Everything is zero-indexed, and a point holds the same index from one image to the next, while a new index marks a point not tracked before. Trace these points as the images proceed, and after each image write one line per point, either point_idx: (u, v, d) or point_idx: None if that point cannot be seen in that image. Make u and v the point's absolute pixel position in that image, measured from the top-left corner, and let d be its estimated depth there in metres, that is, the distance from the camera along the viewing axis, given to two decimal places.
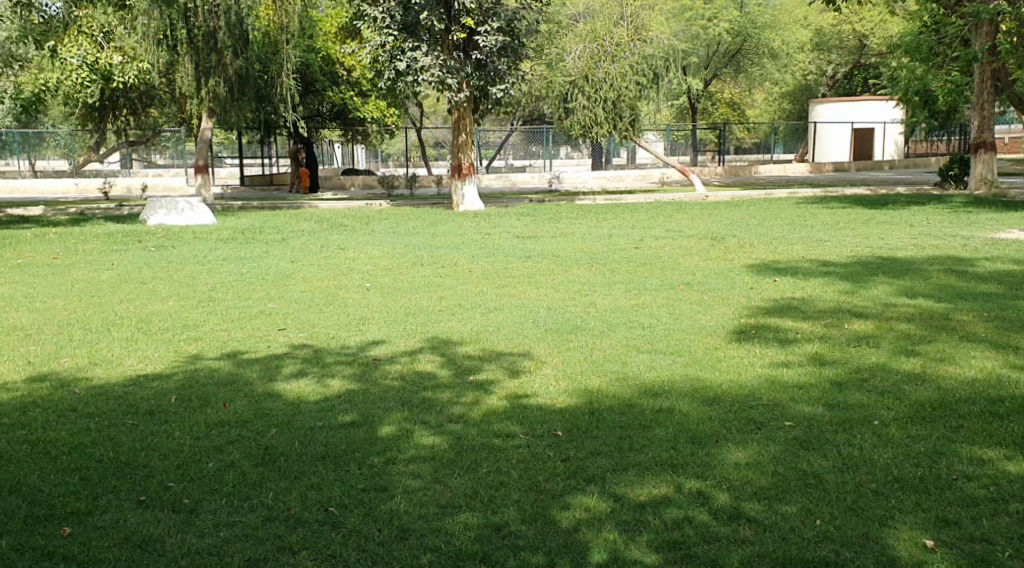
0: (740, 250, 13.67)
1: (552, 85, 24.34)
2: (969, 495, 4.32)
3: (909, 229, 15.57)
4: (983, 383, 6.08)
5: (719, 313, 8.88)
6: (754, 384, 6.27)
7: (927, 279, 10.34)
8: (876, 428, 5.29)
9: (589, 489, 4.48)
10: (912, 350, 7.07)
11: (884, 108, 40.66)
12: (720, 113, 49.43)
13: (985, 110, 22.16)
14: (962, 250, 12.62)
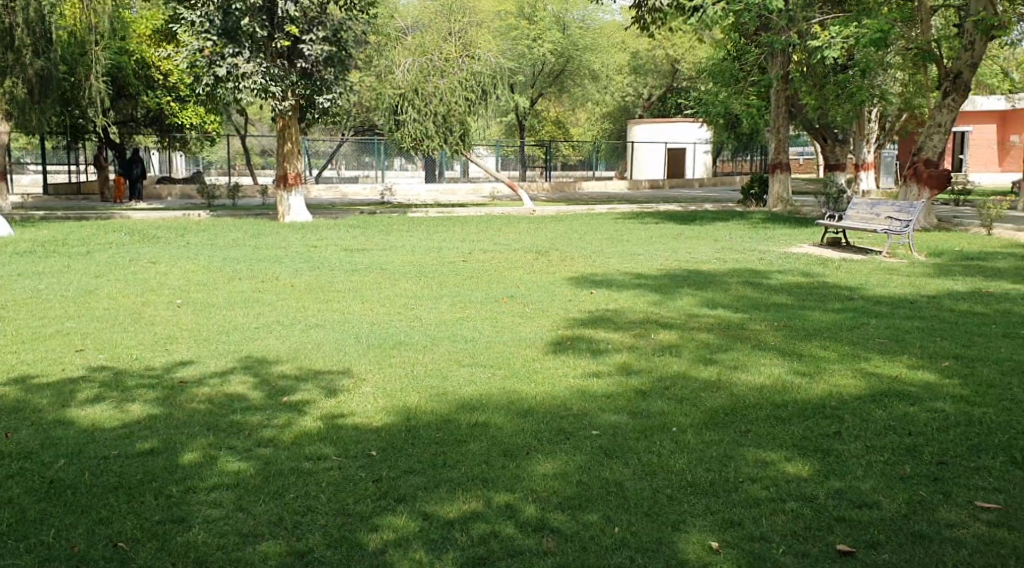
0: (559, 263, 14.09)
1: (380, 97, 23.91)
2: (753, 497, 4.61)
3: (715, 243, 16.48)
4: (771, 389, 6.54)
5: (537, 325, 9.11)
6: (565, 394, 6.48)
7: (727, 291, 11.00)
8: (673, 434, 5.59)
9: (398, 508, 4.50)
10: (710, 358, 7.52)
11: (692, 129, 42.83)
12: (546, 130, 50.85)
13: (780, 133, 23.68)
14: (760, 262, 13.54)
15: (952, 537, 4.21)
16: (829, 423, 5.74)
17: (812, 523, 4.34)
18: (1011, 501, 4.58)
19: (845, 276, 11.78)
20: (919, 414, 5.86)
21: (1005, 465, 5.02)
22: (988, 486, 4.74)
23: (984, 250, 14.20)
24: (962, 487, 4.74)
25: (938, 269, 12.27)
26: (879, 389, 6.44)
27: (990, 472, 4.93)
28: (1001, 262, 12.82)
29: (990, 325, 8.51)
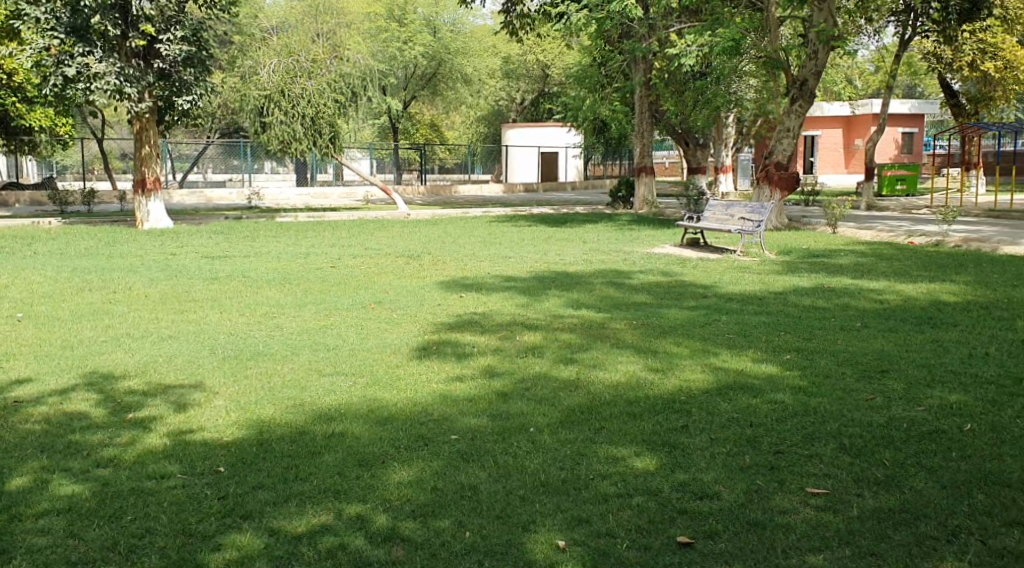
0: (429, 267, 14.03)
1: (245, 98, 23.10)
2: (602, 493, 4.69)
3: (584, 245, 16.76)
4: (627, 386, 6.67)
5: (402, 331, 9.03)
6: (426, 400, 6.43)
7: (592, 292, 11.18)
8: (530, 435, 5.62)
9: (243, 526, 4.36)
10: (571, 358, 7.61)
11: (562, 133, 43.57)
12: (420, 133, 50.78)
13: (644, 137, 24.21)
14: (625, 263, 13.84)
15: (784, 523, 4.40)
16: (679, 419, 5.89)
17: (655, 517, 4.45)
18: (840, 485, 4.81)
19: (701, 275, 12.16)
20: (761, 406, 6.10)
21: (836, 451, 5.28)
22: (821, 473, 4.97)
23: (830, 248, 14.93)
24: (799, 474, 4.95)
25: (787, 266, 12.82)
26: (727, 383, 6.66)
27: (823, 459, 5.17)
28: (844, 259, 13.49)
29: (831, 318, 8.95)
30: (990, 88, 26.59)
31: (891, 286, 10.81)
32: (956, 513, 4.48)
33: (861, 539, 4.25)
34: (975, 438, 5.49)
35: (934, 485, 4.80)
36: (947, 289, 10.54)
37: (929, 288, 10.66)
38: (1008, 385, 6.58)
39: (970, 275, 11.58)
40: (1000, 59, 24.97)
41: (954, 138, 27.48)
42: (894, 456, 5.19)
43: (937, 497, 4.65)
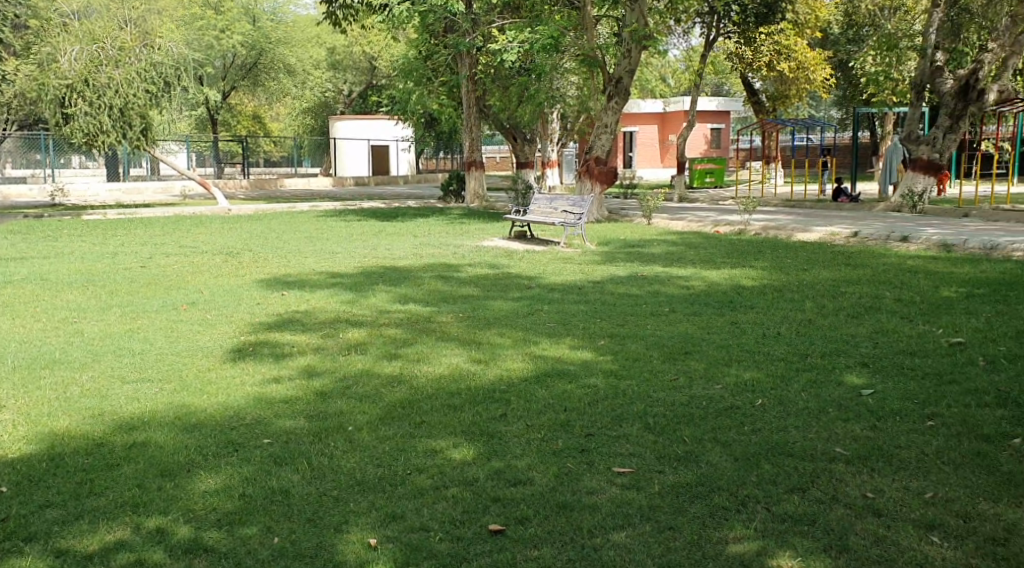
0: (249, 265, 13.57)
1: (43, 88, 21.68)
2: (418, 487, 4.75)
3: (411, 240, 16.67)
4: (449, 378, 6.70)
5: (217, 332, 8.70)
6: (239, 403, 6.24)
7: (418, 286, 11.15)
8: (347, 433, 5.55)
9: (27, 549, 4.10)
10: (394, 354, 7.56)
11: (390, 127, 43.70)
12: (241, 125, 49.17)
13: (474, 132, 24.22)
14: (452, 257, 13.86)
15: (592, 504, 4.61)
16: (497, 407, 5.99)
17: (470, 507, 4.56)
18: (645, 463, 5.10)
19: (526, 267, 12.36)
20: (575, 391, 6.30)
21: (641, 431, 5.57)
22: (628, 452, 5.24)
23: (645, 238, 15.54)
24: (608, 457, 5.16)
25: (606, 256, 13.24)
26: (544, 370, 6.84)
27: (630, 439, 5.44)
28: (657, 249, 14.07)
29: (643, 304, 9.33)
30: (786, 87, 28.15)
31: (699, 273, 11.39)
32: (746, 484, 4.85)
33: (662, 515, 4.48)
34: (765, 411, 5.93)
35: (727, 458, 5.17)
36: (748, 274, 11.18)
37: (732, 273, 11.30)
38: (797, 361, 7.11)
39: (769, 261, 12.35)
40: (793, 61, 26.02)
41: (754, 134, 28.99)
42: (694, 433, 5.49)
43: (730, 470, 5.01)
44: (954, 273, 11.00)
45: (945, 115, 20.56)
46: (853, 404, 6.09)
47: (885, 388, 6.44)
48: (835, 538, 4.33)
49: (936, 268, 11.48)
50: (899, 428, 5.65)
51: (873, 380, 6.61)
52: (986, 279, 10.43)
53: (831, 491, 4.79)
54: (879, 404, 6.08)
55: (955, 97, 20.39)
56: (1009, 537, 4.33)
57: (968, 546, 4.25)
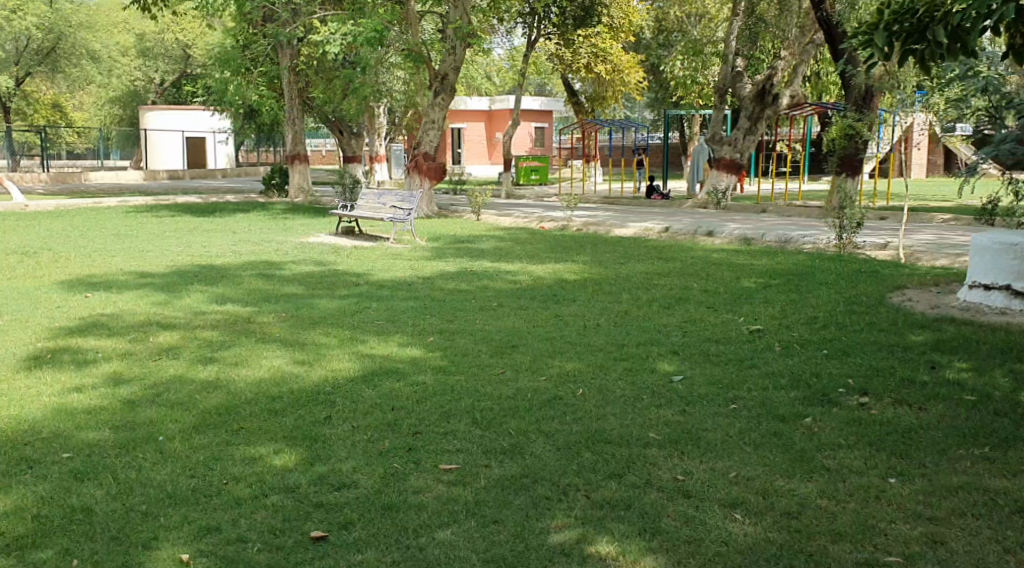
0: (49, 265, 12.65)
1: None
2: (235, 496, 4.55)
3: (230, 236, 16.05)
4: (269, 381, 6.46)
5: (12, 339, 8.05)
6: (36, 416, 5.77)
7: (238, 285, 10.73)
8: (159, 443, 5.24)
9: None
10: (210, 357, 7.22)
11: (207, 118, 42.16)
12: (41, 114, 45.90)
13: (296, 124, 23.61)
14: (274, 254, 13.43)
15: (417, 502, 4.57)
16: (320, 410, 5.82)
17: (290, 514, 4.41)
18: (471, 459, 5.10)
19: (353, 264, 12.11)
20: (402, 389, 6.22)
21: (468, 426, 5.58)
22: (453, 449, 5.23)
23: (472, 234, 15.60)
24: (433, 455, 5.12)
25: (435, 252, 13.18)
26: (370, 369, 6.71)
27: (456, 435, 5.44)
28: (485, 244, 14.14)
29: (471, 300, 9.34)
30: (604, 89, 29.06)
31: (524, 268, 11.53)
32: (568, 473, 4.96)
33: (486, 511, 4.50)
34: (586, 402, 6.08)
35: (550, 449, 5.27)
36: (570, 269, 11.41)
37: (556, 268, 11.50)
38: (615, 351, 7.32)
39: (589, 255, 12.66)
40: (609, 64, 26.71)
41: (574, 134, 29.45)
42: (518, 428, 5.53)
43: (553, 461, 5.10)
44: (757, 264, 11.64)
45: (745, 118, 21.60)
46: (667, 391, 6.35)
47: (695, 373, 6.77)
48: (649, 521, 4.47)
49: (741, 261, 12.11)
50: (707, 412, 5.93)
51: (683, 366, 6.93)
52: (782, 270, 11.10)
53: (646, 475, 4.97)
54: (690, 390, 6.37)
55: (753, 101, 21.58)
56: (802, 510, 4.60)
57: (768, 520, 4.49)
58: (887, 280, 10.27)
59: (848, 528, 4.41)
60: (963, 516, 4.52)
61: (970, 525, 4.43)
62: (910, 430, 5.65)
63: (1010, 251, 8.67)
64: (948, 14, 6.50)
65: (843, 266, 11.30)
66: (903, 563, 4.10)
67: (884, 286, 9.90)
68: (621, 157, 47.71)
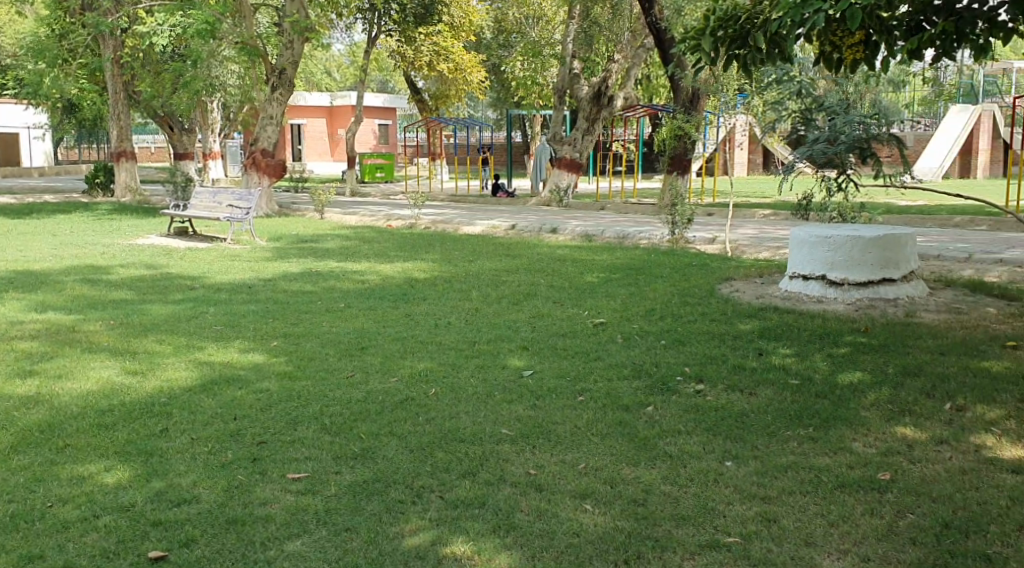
0: None
1: None
2: (60, 520, 4.23)
3: (50, 239, 15.01)
4: (97, 394, 6.04)
5: None
6: None
7: (60, 291, 10.02)
8: None
9: None
10: (29, 370, 6.68)
11: (19, 113, 39.52)
12: None
13: (121, 119, 22.37)
14: (100, 257, 12.63)
15: (263, 514, 4.37)
16: (155, 422, 5.48)
17: (124, 535, 4.14)
18: (319, 466, 4.93)
19: (187, 266, 11.54)
20: (244, 397, 5.95)
21: (316, 432, 5.39)
22: (301, 457, 5.03)
23: (313, 233, 15.20)
24: (277, 465, 4.92)
25: (276, 253, 12.76)
26: (209, 377, 6.37)
27: (303, 442, 5.24)
28: (329, 243, 13.82)
29: (315, 301, 9.07)
30: (448, 87, 29.02)
31: (369, 267, 11.31)
32: (419, 474, 4.86)
33: (335, 518, 4.36)
34: (436, 401, 6.00)
35: (401, 451, 5.16)
36: (418, 267, 11.28)
37: (403, 267, 11.34)
38: (465, 349, 7.26)
39: (435, 253, 12.57)
40: (451, 63, 26.92)
41: (417, 132, 29.28)
42: (366, 431, 5.41)
43: (403, 463, 4.99)
44: (598, 260, 11.87)
45: (582, 119, 22.13)
46: (516, 386, 6.35)
47: (544, 367, 6.81)
48: (502, 518, 4.43)
49: (583, 256, 12.32)
50: (556, 406, 5.96)
51: (534, 361, 6.94)
52: (622, 265, 11.36)
53: (498, 472, 4.94)
54: (539, 384, 6.39)
55: (590, 102, 22.05)
56: (648, 497, 4.68)
57: (616, 509, 4.53)
58: (717, 272, 10.67)
59: (691, 512, 4.51)
60: (794, 494, 4.71)
61: (800, 502, 4.62)
62: (744, 414, 5.86)
63: (823, 242, 9.12)
64: (766, 22, 7.00)
65: (678, 260, 11.68)
66: (741, 544, 4.21)
67: (716, 278, 10.29)
68: (463, 156, 47.85)
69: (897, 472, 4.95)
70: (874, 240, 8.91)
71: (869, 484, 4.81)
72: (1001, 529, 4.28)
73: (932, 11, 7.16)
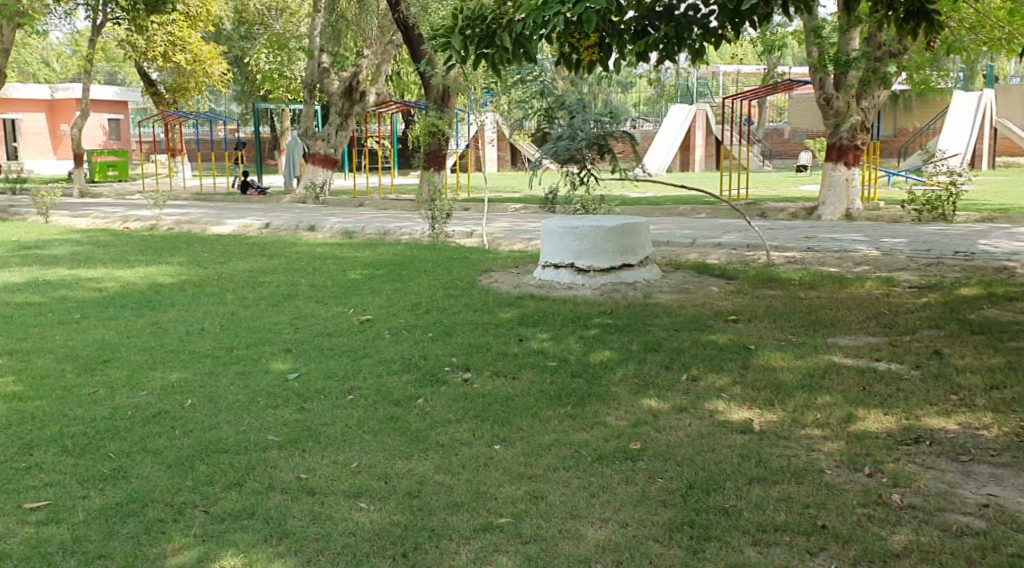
0: None
1: None
2: None
3: None
4: None
5: None
6: None
7: None
8: None
9: None
10: None
11: None
12: None
13: None
14: None
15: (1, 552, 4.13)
16: None
17: None
18: (65, 492, 4.69)
19: None
20: None
21: (58, 456, 5.10)
22: (43, 484, 4.77)
23: (43, 239, 14.05)
24: (14, 495, 4.63)
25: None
26: None
27: (46, 469, 4.94)
28: (61, 249, 12.85)
29: (51, 313, 8.46)
30: (185, 80, 27.83)
31: (110, 274, 10.67)
32: (182, 490, 4.73)
33: (85, 544, 4.20)
34: (195, 411, 5.83)
35: (158, 467, 4.99)
36: (165, 272, 10.78)
37: (148, 272, 10.80)
38: (223, 355, 7.08)
39: (184, 256, 12.05)
40: (188, 53, 25.98)
41: (152, 127, 27.72)
42: (117, 448, 5.20)
43: (163, 479, 4.84)
44: (356, 257, 11.88)
45: (337, 115, 22.29)
46: (280, 389, 6.29)
47: (309, 369, 6.78)
48: (274, 525, 4.41)
49: (342, 254, 12.27)
50: (324, 407, 5.97)
51: (298, 363, 6.90)
52: (381, 260, 11.46)
53: (266, 479, 4.89)
54: (305, 386, 6.37)
55: (342, 98, 22.17)
56: (420, 488, 4.82)
57: (390, 504, 4.64)
58: (475, 264, 11.02)
59: (463, 498, 4.70)
60: (557, 470, 5.03)
61: (563, 478, 4.94)
62: (508, 398, 6.15)
63: (570, 233, 9.64)
64: (510, 23, 7.32)
65: (436, 254, 11.93)
66: (512, 523, 4.45)
67: (475, 270, 10.61)
68: (206, 152, 45.84)
69: (646, 441, 5.41)
70: (615, 228, 9.57)
71: (623, 455, 5.22)
72: (736, 484, 4.81)
73: (655, 18, 7.89)
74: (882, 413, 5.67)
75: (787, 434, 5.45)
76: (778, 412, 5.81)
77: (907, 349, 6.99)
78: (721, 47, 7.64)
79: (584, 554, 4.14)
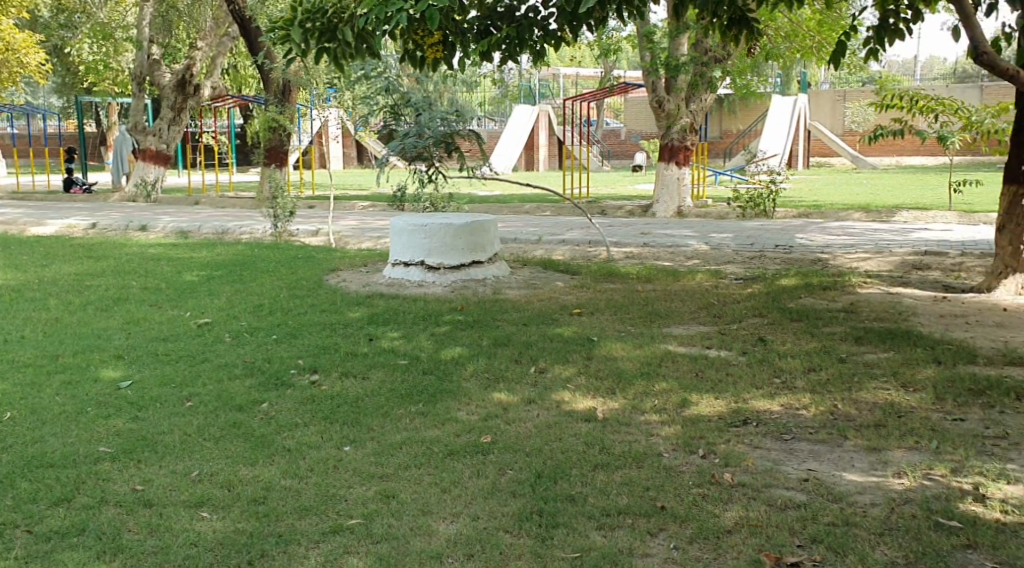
0: None
1: None
2: None
3: None
4: None
5: None
6: None
7: None
8: None
9: None
10: None
11: None
12: None
13: None
14: None
15: None
16: None
17: None
18: None
19: None
20: None
21: None
22: None
23: None
24: None
25: None
26: None
27: None
28: None
29: None
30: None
31: None
32: (2, 511, 4.50)
33: None
34: (16, 425, 5.55)
35: None
36: None
37: None
38: (46, 364, 6.73)
39: (1, 259, 11.33)
40: None
41: None
42: None
43: None
44: (194, 257, 11.51)
45: (168, 108, 21.36)
46: (113, 399, 6.06)
47: (143, 376, 6.55)
48: (108, 541, 4.27)
49: (178, 254, 11.86)
50: (160, 415, 5.79)
51: (131, 370, 6.65)
52: (220, 261, 11.15)
53: (99, 494, 4.72)
54: (139, 394, 6.15)
55: (174, 91, 21.19)
56: (267, 494, 4.77)
57: (234, 512, 4.57)
58: (322, 263, 10.90)
59: (311, 502, 4.68)
60: (408, 468, 5.08)
61: (415, 475, 5.00)
62: (357, 399, 6.14)
63: (419, 231, 9.69)
64: (353, 18, 7.31)
65: (278, 253, 11.70)
66: (363, 524, 4.47)
67: (320, 269, 10.49)
68: (23, 148, 43.01)
69: (495, 434, 5.54)
70: (462, 226, 9.68)
71: (473, 449, 5.33)
72: (582, 471, 5.00)
73: (497, 18, 8.07)
74: (714, 397, 6.02)
75: (628, 421, 5.71)
76: (619, 400, 6.07)
77: (734, 337, 7.43)
78: (561, 48, 7.88)
79: (436, 550, 4.21)
